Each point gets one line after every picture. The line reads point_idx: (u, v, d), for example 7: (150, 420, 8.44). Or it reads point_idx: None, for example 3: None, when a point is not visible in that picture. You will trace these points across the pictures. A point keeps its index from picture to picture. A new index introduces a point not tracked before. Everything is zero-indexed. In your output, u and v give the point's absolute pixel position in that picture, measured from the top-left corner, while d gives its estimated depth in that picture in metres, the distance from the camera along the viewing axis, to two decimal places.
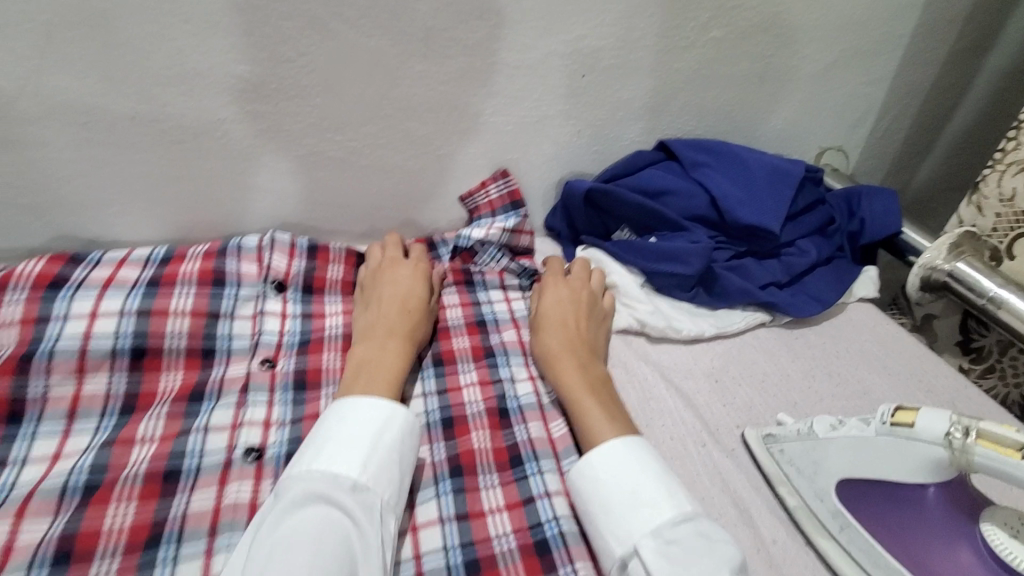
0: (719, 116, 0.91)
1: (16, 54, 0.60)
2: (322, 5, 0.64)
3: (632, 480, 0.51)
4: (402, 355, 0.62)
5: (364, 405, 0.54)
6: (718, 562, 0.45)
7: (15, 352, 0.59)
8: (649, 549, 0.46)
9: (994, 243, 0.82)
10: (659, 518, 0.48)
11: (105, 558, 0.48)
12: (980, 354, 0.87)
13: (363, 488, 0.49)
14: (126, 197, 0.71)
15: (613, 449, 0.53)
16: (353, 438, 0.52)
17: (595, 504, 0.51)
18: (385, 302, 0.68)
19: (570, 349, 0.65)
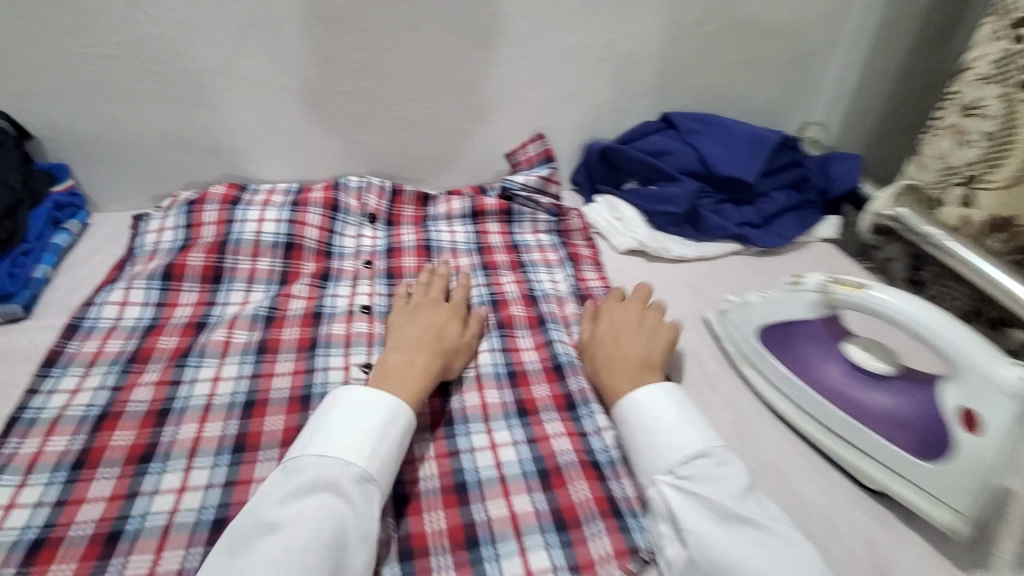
0: (711, 95, 1.15)
1: (219, 44, 0.89)
2: (417, 11, 0.91)
3: (654, 424, 0.62)
4: (425, 371, 0.67)
5: (360, 399, 0.60)
6: (724, 492, 0.56)
7: (213, 240, 0.86)
8: (667, 485, 0.58)
9: (932, 194, 1.02)
10: (674, 458, 0.59)
11: (287, 354, 0.74)
12: (922, 284, 1.07)
13: (363, 474, 0.55)
14: (271, 146, 1.01)
15: (634, 402, 0.65)
16: (362, 429, 0.58)
17: (627, 442, 0.64)
18: (422, 325, 0.74)
19: (627, 365, 0.69)
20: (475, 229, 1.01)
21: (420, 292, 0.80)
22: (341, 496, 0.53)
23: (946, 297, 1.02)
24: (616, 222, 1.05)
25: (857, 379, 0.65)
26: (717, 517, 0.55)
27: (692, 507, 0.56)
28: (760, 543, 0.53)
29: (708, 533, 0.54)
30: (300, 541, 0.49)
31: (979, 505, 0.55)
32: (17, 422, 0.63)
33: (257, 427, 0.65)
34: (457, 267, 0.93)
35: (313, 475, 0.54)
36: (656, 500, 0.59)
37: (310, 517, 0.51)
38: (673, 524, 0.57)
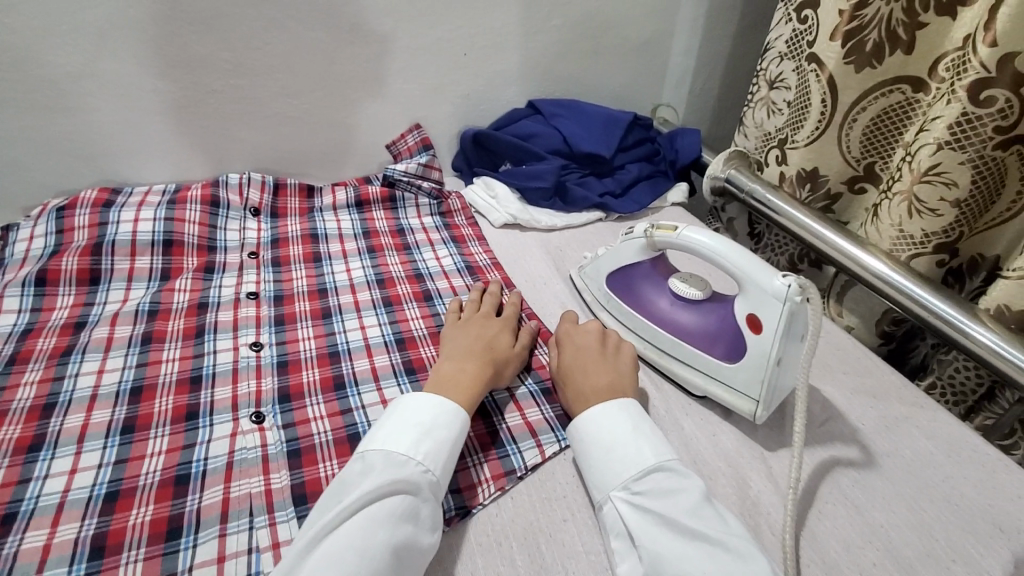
0: (571, 81, 1.28)
1: (78, 48, 0.89)
2: (281, 12, 0.96)
3: (609, 441, 0.64)
4: (478, 376, 0.69)
5: (433, 405, 0.63)
6: (677, 506, 0.56)
7: (87, 243, 0.86)
8: (621, 499, 0.59)
9: (758, 157, 1.18)
10: (627, 474, 0.61)
11: (173, 343, 0.76)
12: (759, 236, 1.20)
13: (436, 480, 0.58)
14: (145, 149, 1.02)
15: (587, 423, 0.66)
16: (432, 436, 0.60)
17: (581, 459, 0.66)
18: (476, 335, 0.77)
19: (596, 390, 0.69)
20: (361, 216, 1.07)
21: (473, 307, 0.83)
22: (421, 498, 0.56)
23: (779, 244, 1.15)
24: (492, 199, 1.15)
25: (678, 306, 0.77)
26: (670, 532, 0.55)
27: (645, 522, 0.56)
28: (712, 556, 0.52)
29: (661, 547, 0.54)
30: (385, 534, 0.51)
31: (767, 393, 0.67)
32: None
33: (147, 408, 0.68)
34: (343, 251, 0.98)
35: (405, 474, 0.56)
36: (612, 518, 0.60)
37: (388, 514, 0.53)
38: (627, 541, 0.57)
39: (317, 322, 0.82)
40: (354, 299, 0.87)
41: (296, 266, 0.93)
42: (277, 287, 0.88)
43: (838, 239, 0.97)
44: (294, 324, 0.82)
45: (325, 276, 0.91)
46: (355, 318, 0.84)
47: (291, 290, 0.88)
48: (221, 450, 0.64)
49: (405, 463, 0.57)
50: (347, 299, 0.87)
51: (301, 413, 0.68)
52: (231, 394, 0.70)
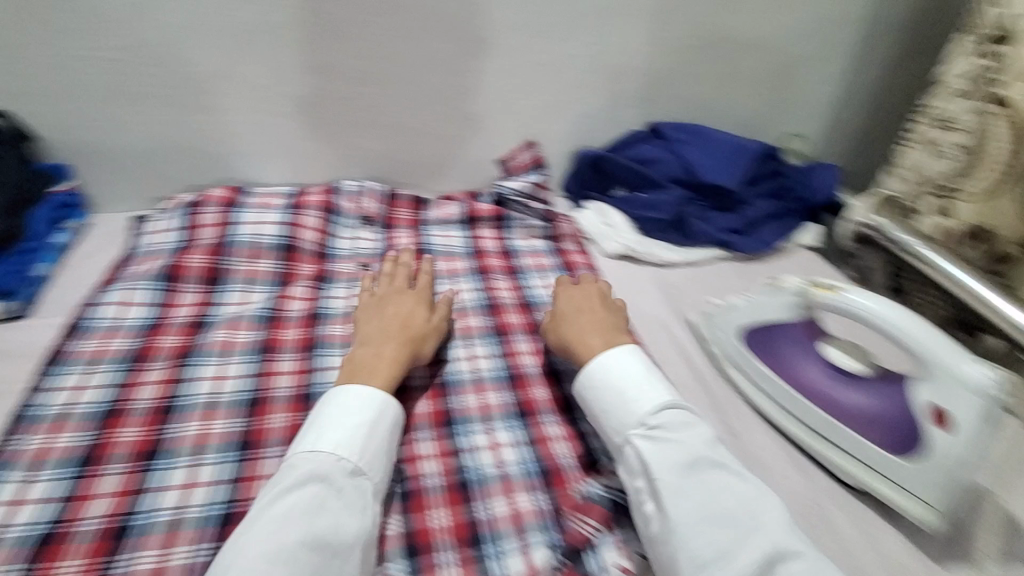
0: (696, 105, 1.19)
1: (221, 49, 0.91)
2: (415, 22, 0.95)
3: (623, 385, 0.66)
4: (395, 360, 0.69)
5: (351, 394, 0.63)
6: (692, 440, 0.60)
7: (212, 243, 0.87)
8: (639, 436, 0.62)
9: (907, 203, 1.03)
10: (643, 410, 0.63)
11: (289, 353, 0.76)
12: (902, 290, 1.05)
13: (357, 469, 0.58)
14: (269, 150, 1.02)
15: (599, 367, 0.68)
16: (344, 424, 0.60)
17: (594, 403, 0.67)
18: (392, 314, 0.77)
19: (595, 332, 0.73)
20: (469, 234, 1.04)
21: (387, 283, 0.83)
22: (340, 489, 0.56)
23: (929, 304, 0.99)
24: (605, 226, 1.07)
25: (836, 379, 0.69)
26: (686, 467, 0.58)
27: (665, 454, 0.59)
28: (729, 488, 0.57)
29: (684, 481, 0.58)
30: (297, 530, 0.52)
31: (948, 497, 0.60)
32: (24, 419, 0.65)
33: (260, 425, 0.67)
34: (453, 270, 0.95)
35: (317, 467, 0.56)
36: (630, 455, 0.62)
37: (300, 508, 0.53)
38: (647, 478, 0.60)
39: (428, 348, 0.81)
40: (463, 325, 0.85)
41: None
42: None
43: (1011, 308, 0.81)
44: None
45: (436, 296, 0.89)
46: (464, 347, 0.81)
47: None
48: None
49: (319, 457, 0.57)
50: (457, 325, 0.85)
51: (411, 450, 0.68)
52: None
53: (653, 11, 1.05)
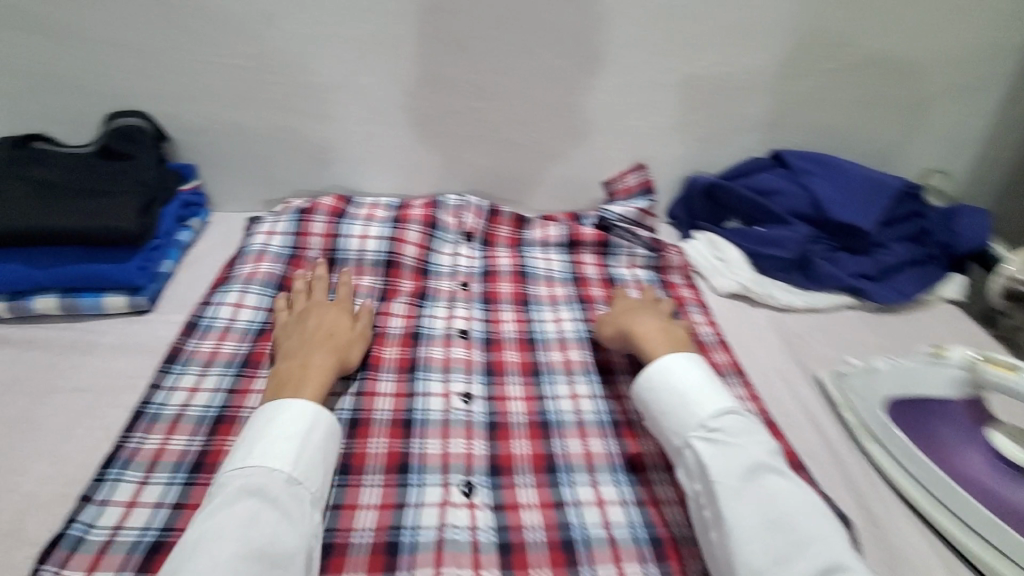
0: (828, 135, 1.09)
1: (343, 60, 0.92)
2: (535, 38, 0.92)
3: (683, 387, 0.66)
4: (325, 369, 0.68)
5: (286, 408, 0.61)
6: (753, 447, 0.61)
7: (323, 256, 0.91)
8: (699, 438, 0.62)
9: None
10: (704, 414, 0.64)
11: (389, 373, 0.76)
12: None
13: (295, 480, 0.57)
14: (378, 160, 1.03)
15: (661, 367, 0.69)
16: (283, 434, 0.59)
17: (653, 404, 0.68)
18: (313, 324, 0.74)
19: (654, 332, 0.75)
20: (570, 259, 1.00)
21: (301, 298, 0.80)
22: (282, 500, 0.55)
23: None
24: (718, 261, 1.00)
25: (998, 470, 0.66)
26: (746, 473, 0.59)
27: (725, 459, 0.60)
28: (792, 497, 0.57)
29: (744, 484, 0.58)
30: (235, 545, 0.50)
31: None
32: (142, 417, 0.67)
33: (361, 447, 0.67)
34: (552, 296, 0.92)
35: (255, 481, 0.55)
36: (689, 458, 0.62)
37: (240, 522, 0.52)
38: (705, 481, 0.60)
39: (527, 381, 0.78)
40: (565, 358, 0.81)
41: (505, 305, 0.89)
42: (486, 328, 0.84)
43: None
44: (503, 376, 0.78)
45: (535, 324, 0.86)
46: (565, 383, 0.78)
47: (499, 335, 0.84)
48: (432, 520, 0.62)
49: (256, 475, 0.56)
50: (557, 357, 0.81)
51: (512, 495, 0.65)
52: (443, 451, 0.68)
53: (792, 32, 0.97)
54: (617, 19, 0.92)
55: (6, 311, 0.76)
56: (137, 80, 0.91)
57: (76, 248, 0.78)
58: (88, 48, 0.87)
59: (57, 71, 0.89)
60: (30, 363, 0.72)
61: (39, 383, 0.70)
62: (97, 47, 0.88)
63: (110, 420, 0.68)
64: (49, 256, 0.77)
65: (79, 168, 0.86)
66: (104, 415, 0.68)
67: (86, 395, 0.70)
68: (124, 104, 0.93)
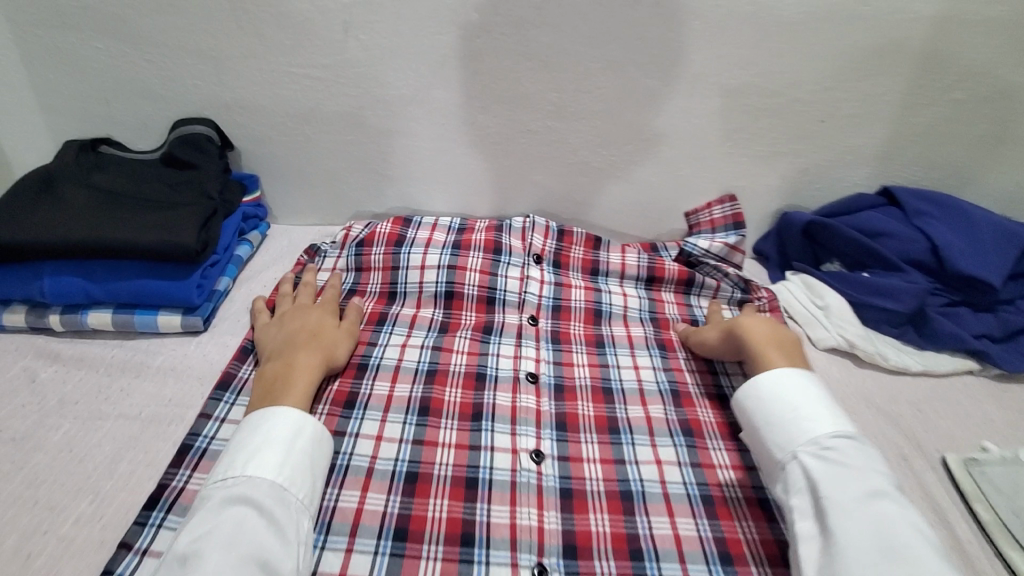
0: (947, 171, 0.96)
1: (416, 73, 0.85)
2: (625, 55, 0.84)
3: (796, 401, 0.64)
4: (308, 371, 0.68)
5: (270, 417, 0.61)
6: (869, 472, 0.58)
7: (382, 288, 0.87)
8: (811, 453, 0.59)
9: None
10: (817, 430, 0.61)
11: (450, 418, 0.71)
12: None
13: (280, 486, 0.56)
14: (443, 177, 0.97)
15: (774, 378, 0.66)
16: (267, 444, 0.58)
17: (759, 415, 0.65)
18: (301, 323, 0.75)
19: (765, 338, 0.73)
20: (649, 296, 0.92)
21: (286, 301, 0.80)
22: (267, 506, 0.54)
23: None
24: (817, 309, 0.90)
25: None
26: (862, 495, 0.56)
27: (839, 478, 0.57)
28: (912, 527, 0.54)
29: (857, 505, 0.55)
30: (221, 553, 0.50)
31: None
32: (188, 451, 0.62)
33: (420, 510, 0.62)
34: (629, 338, 0.85)
35: (238, 490, 0.54)
36: (792, 473, 0.60)
37: (226, 533, 0.51)
38: (813, 497, 0.57)
39: (603, 439, 0.71)
40: (646, 416, 0.74)
41: (577, 347, 0.83)
42: (557, 372, 0.79)
43: None
44: (576, 432, 0.72)
45: (610, 372, 0.80)
46: (647, 445, 0.71)
47: (572, 382, 0.78)
48: None
49: (238, 486, 0.55)
50: (637, 413, 0.75)
51: None
52: (509, 519, 0.63)
53: (919, 55, 0.85)
54: (719, 36, 0.82)
55: (60, 325, 0.74)
56: (205, 86, 0.87)
57: (135, 262, 0.74)
58: (156, 52, 0.84)
59: (125, 75, 0.86)
60: (79, 384, 0.69)
61: (86, 406, 0.67)
62: (165, 51, 0.84)
63: (156, 453, 0.63)
64: (107, 270, 0.73)
65: (143, 178, 0.83)
66: (150, 448, 0.63)
67: (133, 423, 0.66)
68: (190, 111, 0.89)
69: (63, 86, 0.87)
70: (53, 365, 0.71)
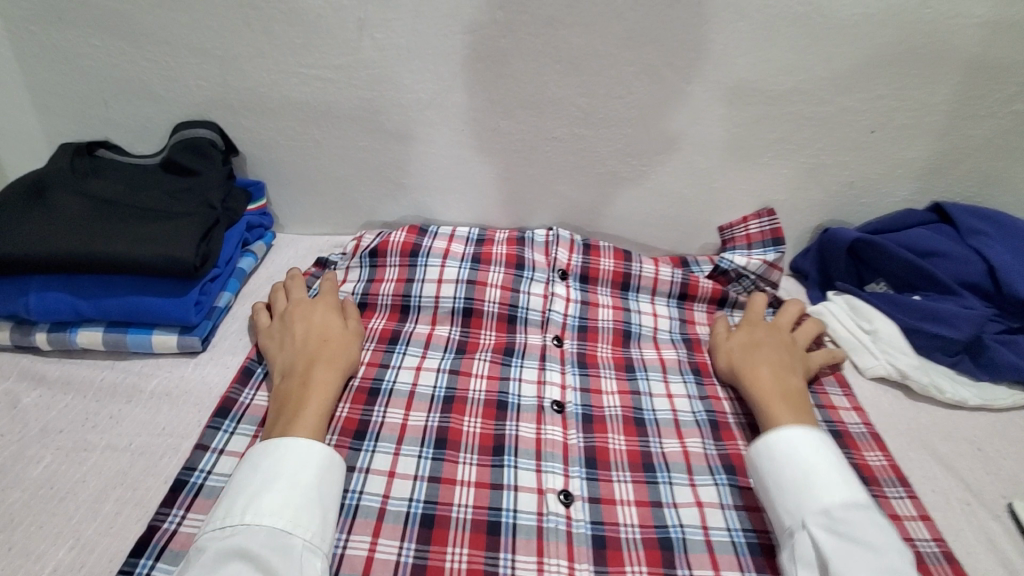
0: (1002, 185, 0.90)
1: (437, 75, 0.80)
2: (662, 59, 0.78)
3: (813, 464, 0.58)
4: (325, 384, 0.62)
5: (270, 452, 0.55)
6: (885, 552, 0.51)
7: (394, 301, 0.81)
8: (821, 527, 0.54)
9: None
10: (829, 501, 0.55)
11: (469, 451, 0.65)
12: None
13: (280, 531, 0.50)
14: (461, 187, 0.91)
15: (791, 436, 0.60)
16: (267, 483, 0.52)
17: (771, 472, 0.59)
18: (305, 330, 0.69)
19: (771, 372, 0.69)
20: (681, 315, 0.86)
21: (284, 304, 0.73)
22: (264, 557, 0.48)
23: None
24: (864, 333, 0.84)
25: None
26: None
27: (851, 560, 0.51)
28: None
29: None
30: None
31: None
32: (182, 488, 0.56)
33: (437, 560, 0.56)
34: (661, 361, 0.78)
35: (230, 542, 0.48)
36: (802, 543, 0.54)
37: None
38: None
39: (637, 477, 0.65)
40: (683, 450, 0.68)
41: (606, 372, 0.76)
42: (584, 401, 0.72)
43: None
44: (608, 469, 0.66)
45: (642, 401, 0.73)
46: (686, 485, 0.65)
47: (601, 413, 0.71)
48: None
49: (232, 536, 0.49)
50: (673, 448, 0.68)
51: None
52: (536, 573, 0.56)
53: (981, 62, 0.79)
54: (765, 38, 0.76)
55: (47, 344, 0.68)
56: (211, 87, 0.82)
57: (128, 277, 0.68)
58: (159, 50, 0.79)
59: (125, 74, 0.81)
60: (65, 410, 0.63)
61: (71, 436, 0.61)
62: (169, 49, 0.78)
63: (146, 490, 0.57)
64: (97, 286, 0.68)
65: (141, 185, 0.78)
66: (139, 484, 0.58)
67: (121, 455, 0.60)
68: (194, 114, 0.84)
69: (60, 86, 0.82)
70: (37, 389, 0.65)
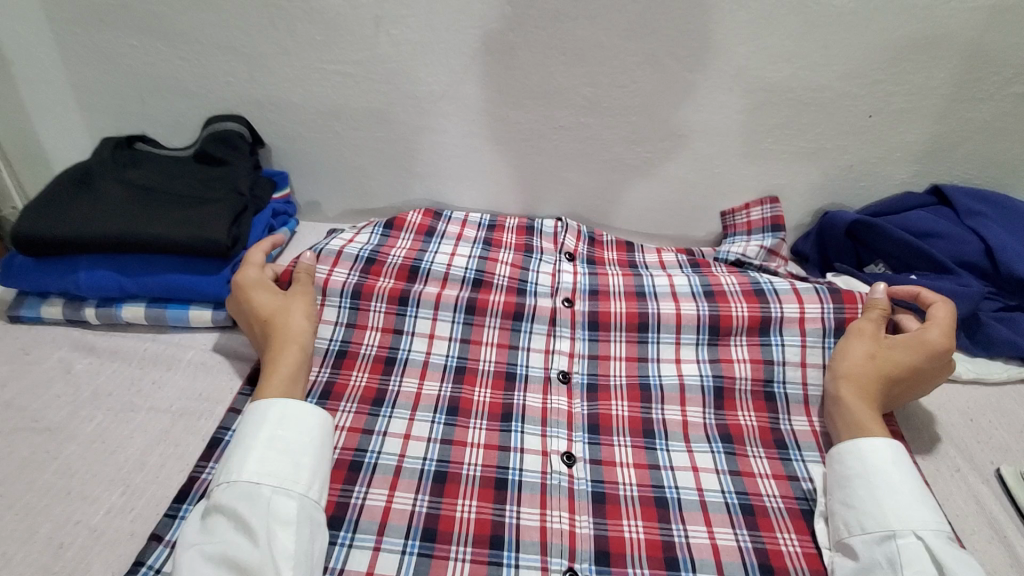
0: (1000, 168, 0.92)
1: (450, 68, 0.85)
2: (664, 49, 0.81)
3: (916, 481, 0.59)
4: (278, 362, 0.65)
5: (244, 420, 0.60)
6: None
7: (403, 263, 0.83)
8: (933, 539, 0.54)
9: None
10: (938, 521, 0.56)
11: (478, 417, 0.70)
12: None
13: (249, 481, 0.54)
14: (472, 174, 0.95)
15: (899, 452, 0.61)
16: (238, 443, 0.58)
17: (879, 476, 0.59)
18: (251, 318, 0.71)
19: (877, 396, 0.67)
20: (698, 274, 0.86)
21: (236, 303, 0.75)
22: (235, 506, 0.53)
23: None
24: None
25: None
26: None
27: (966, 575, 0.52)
28: None
29: None
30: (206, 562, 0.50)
31: None
32: (217, 445, 0.62)
33: (448, 510, 0.61)
34: (678, 316, 0.78)
35: (216, 497, 0.54)
36: (908, 551, 0.54)
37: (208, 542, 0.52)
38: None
39: (637, 442, 0.69)
40: (683, 419, 0.71)
41: (615, 337, 0.79)
42: (591, 369, 0.76)
43: None
44: (609, 435, 0.70)
45: (648, 367, 0.76)
46: (683, 451, 0.69)
47: (606, 381, 0.75)
48: None
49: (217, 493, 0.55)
50: (673, 415, 0.72)
51: None
52: (541, 523, 0.61)
53: (975, 47, 0.81)
54: (762, 27, 0.80)
55: (97, 318, 0.75)
56: (239, 83, 0.87)
57: (168, 257, 0.75)
58: (192, 48, 0.85)
59: (160, 72, 0.87)
60: (112, 376, 0.70)
61: (119, 399, 0.67)
62: (200, 48, 0.84)
63: (186, 447, 0.63)
64: (141, 265, 0.74)
65: (176, 174, 0.84)
66: (180, 441, 0.64)
67: (163, 416, 0.66)
68: (224, 109, 0.90)
69: (101, 84, 0.89)
70: (88, 357, 0.72)
